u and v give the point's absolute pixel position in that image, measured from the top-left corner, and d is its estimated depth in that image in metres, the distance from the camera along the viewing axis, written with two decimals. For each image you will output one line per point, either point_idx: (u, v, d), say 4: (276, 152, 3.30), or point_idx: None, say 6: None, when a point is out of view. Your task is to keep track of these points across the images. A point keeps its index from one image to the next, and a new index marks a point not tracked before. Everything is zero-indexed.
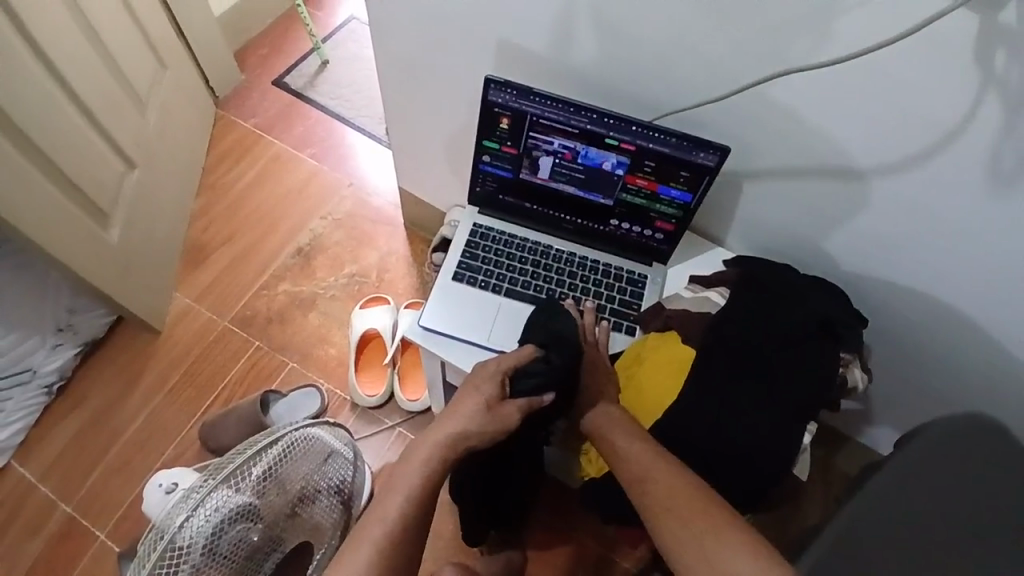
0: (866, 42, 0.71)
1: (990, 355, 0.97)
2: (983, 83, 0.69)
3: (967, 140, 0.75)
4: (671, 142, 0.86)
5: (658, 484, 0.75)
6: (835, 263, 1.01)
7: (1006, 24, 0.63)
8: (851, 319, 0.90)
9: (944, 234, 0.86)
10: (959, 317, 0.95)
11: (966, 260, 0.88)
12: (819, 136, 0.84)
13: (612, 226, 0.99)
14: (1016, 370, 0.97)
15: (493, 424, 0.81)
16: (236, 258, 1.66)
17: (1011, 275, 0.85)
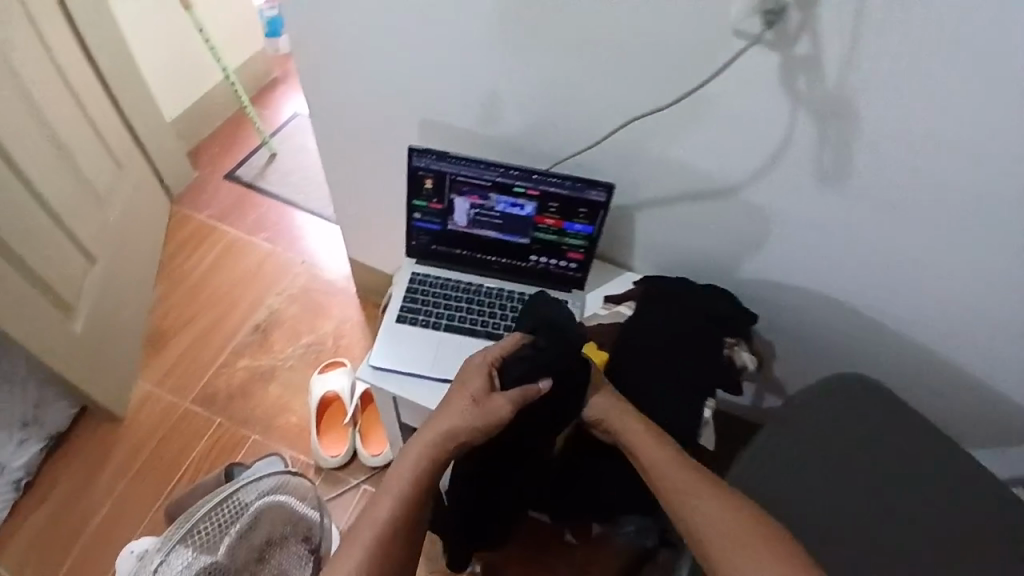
0: (701, 79, 0.90)
1: (865, 336, 1.13)
2: (797, 104, 0.87)
3: (797, 151, 0.93)
4: (567, 185, 1.04)
5: (672, 483, 0.83)
6: (726, 273, 1.17)
7: (801, 54, 0.82)
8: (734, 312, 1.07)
9: (801, 234, 1.03)
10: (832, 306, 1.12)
11: (823, 253, 1.04)
12: (686, 164, 1.02)
13: (532, 261, 1.14)
14: (888, 346, 1.13)
15: (485, 414, 0.88)
16: (196, 340, 1.75)
17: (859, 262, 1.02)
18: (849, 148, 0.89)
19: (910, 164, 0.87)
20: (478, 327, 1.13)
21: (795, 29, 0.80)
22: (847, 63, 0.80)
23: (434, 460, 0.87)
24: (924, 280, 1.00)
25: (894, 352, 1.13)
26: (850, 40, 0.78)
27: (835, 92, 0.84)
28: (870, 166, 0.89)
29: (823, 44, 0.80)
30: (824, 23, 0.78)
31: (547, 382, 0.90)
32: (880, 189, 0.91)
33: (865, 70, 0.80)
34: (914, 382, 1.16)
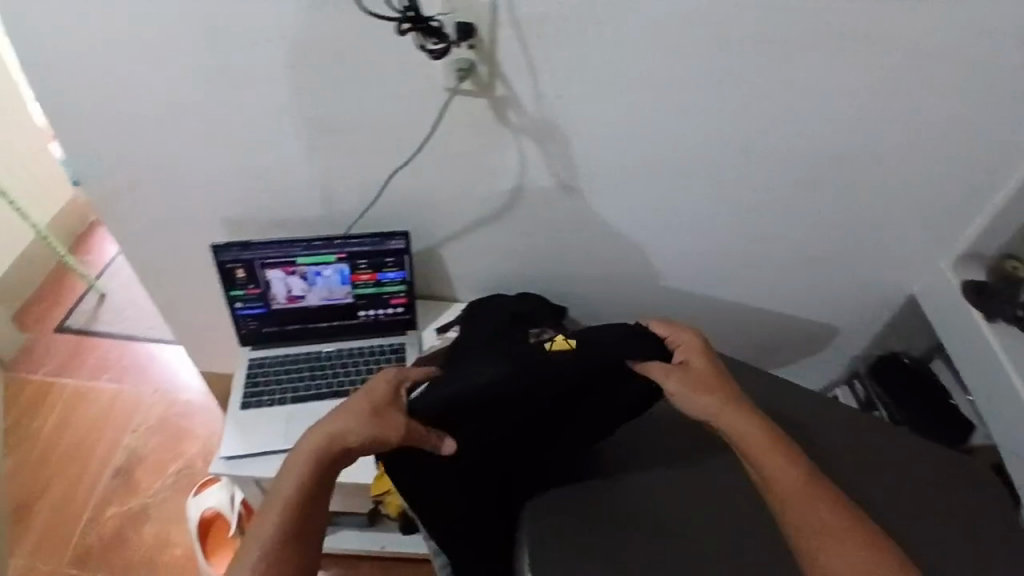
0: (430, 125, 1.01)
1: (661, 304, 1.29)
2: (516, 134, 1.01)
3: (533, 167, 1.06)
4: (368, 241, 1.15)
5: (787, 505, 0.80)
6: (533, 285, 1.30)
7: (500, 95, 0.96)
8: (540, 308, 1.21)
9: (572, 235, 1.17)
10: (625, 287, 1.27)
11: (596, 245, 1.19)
12: (456, 201, 1.13)
13: (362, 316, 1.23)
14: (680, 307, 1.30)
15: (380, 430, 0.80)
16: (56, 504, 1.65)
17: (625, 244, 1.18)
18: (572, 156, 1.04)
19: (620, 157, 1.04)
20: (323, 389, 1.19)
21: (488, 77, 0.94)
22: (539, 95, 0.96)
23: (321, 460, 0.82)
24: (678, 242, 1.17)
25: (687, 310, 1.30)
26: (533, 76, 0.94)
27: (542, 115, 0.99)
28: (594, 167, 1.05)
29: (515, 82, 0.95)
30: (507, 66, 0.93)
31: (450, 444, 0.81)
32: (612, 181, 1.07)
33: (555, 96, 0.96)
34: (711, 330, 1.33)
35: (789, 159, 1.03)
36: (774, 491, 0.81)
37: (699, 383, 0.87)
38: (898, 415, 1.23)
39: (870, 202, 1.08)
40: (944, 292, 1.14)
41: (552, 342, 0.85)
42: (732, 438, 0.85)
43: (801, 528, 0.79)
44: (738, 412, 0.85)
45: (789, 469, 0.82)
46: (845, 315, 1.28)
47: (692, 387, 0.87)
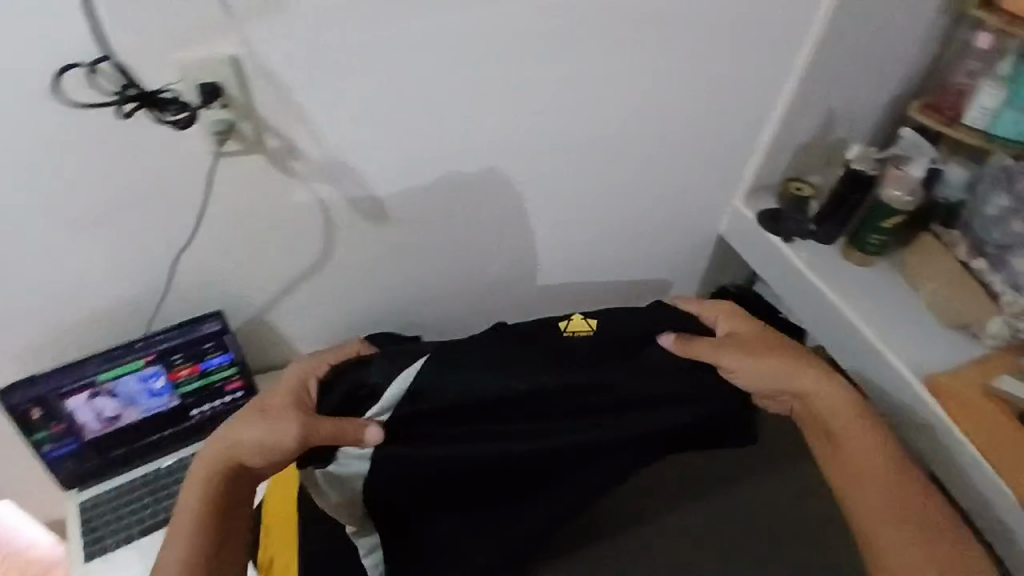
0: (206, 196, 0.90)
1: (516, 304, 1.27)
2: (307, 183, 0.93)
3: (339, 210, 0.98)
4: (174, 333, 1.00)
5: (862, 496, 0.87)
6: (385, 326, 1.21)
7: (274, 146, 0.88)
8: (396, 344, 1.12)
9: (406, 265, 1.10)
10: (477, 298, 1.22)
11: (433, 267, 1.13)
12: (267, 268, 1.02)
13: (197, 414, 1.09)
14: (536, 300, 1.28)
15: (275, 428, 0.81)
16: None
17: (462, 257, 1.14)
18: (374, 188, 0.98)
19: (424, 175, 0.99)
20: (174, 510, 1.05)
21: (255, 133, 0.86)
22: (319, 139, 0.89)
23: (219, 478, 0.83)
24: (512, 240, 1.15)
25: (544, 301, 1.29)
26: (303, 118, 0.87)
27: (327, 155, 0.91)
28: (403, 191, 1.00)
29: (285, 128, 0.87)
30: (268, 113, 0.85)
31: (372, 430, 0.82)
32: (425, 201, 1.02)
33: (336, 136, 0.90)
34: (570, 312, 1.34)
35: (583, 140, 1.05)
36: (861, 464, 0.88)
37: (762, 357, 0.90)
38: None
39: (665, 160, 1.14)
40: (747, 223, 1.24)
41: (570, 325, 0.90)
42: (824, 411, 0.90)
43: (909, 498, 0.86)
44: (863, 432, 0.89)
45: (871, 442, 0.89)
46: (676, 265, 1.35)
47: (788, 372, 0.90)
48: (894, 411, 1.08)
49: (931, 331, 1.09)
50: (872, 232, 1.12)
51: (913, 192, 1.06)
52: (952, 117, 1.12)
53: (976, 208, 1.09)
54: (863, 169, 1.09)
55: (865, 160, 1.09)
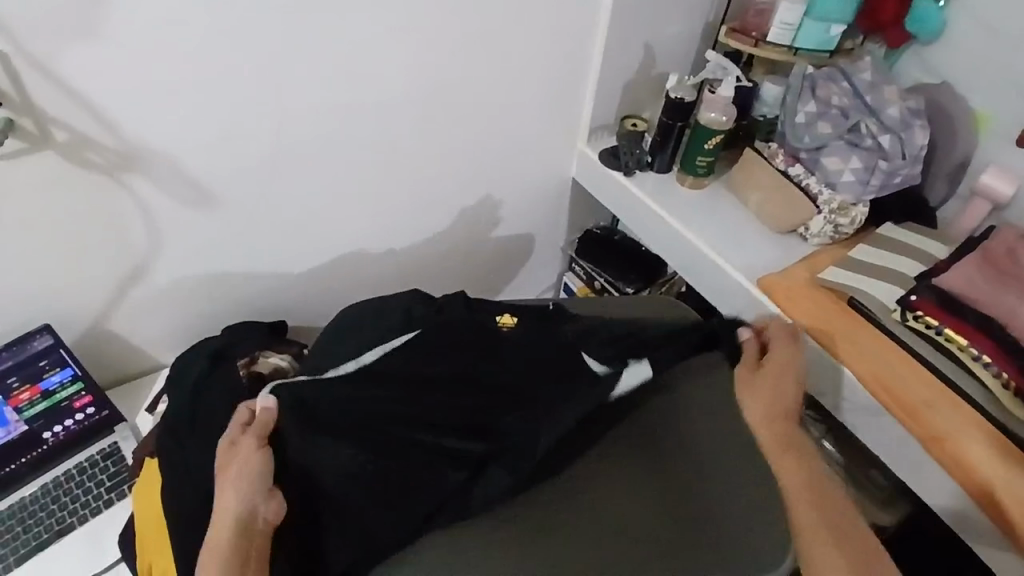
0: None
1: (376, 273, 1.26)
2: (111, 175, 0.90)
3: (157, 198, 0.96)
4: (4, 355, 0.96)
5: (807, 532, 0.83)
6: (243, 316, 1.18)
7: (65, 140, 0.85)
8: (252, 332, 1.10)
9: (246, 246, 1.08)
10: (333, 272, 1.21)
11: (277, 246, 1.11)
12: (93, 268, 0.98)
13: (51, 437, 1.00)
14: (396, 267, 1.28)
15: (246, 475, 0.78)
16: None
17: (305, 232, 1.12)
18: (189, 172, 0.95)
19: (240, 151, 0.97)
20: (43, 535, 0.98)
21: (37, 129, 0.82)
22: (114, 129, 0.87)
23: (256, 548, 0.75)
24: (356, 208, 1.14)
25: (405, 267, 1.29)
26: (89, 107, 0.84)
27: (128, 143, 0.89)
28: (222, 171, 0.98)
29: (73, 120, 0.84)
30: (49, 106, 0.81)
31: (268, 397, 0.84)
32: (247, 178, 1.00)
33: (133, 124, 0.87)
34: (435, 274, 1.35)
35: (409, 101, 1.05)
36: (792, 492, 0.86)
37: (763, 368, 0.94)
38: (612, 275, 1.38)
39: (499, 111, 1.15)
40: (591, 163, 1.27)
41: (499, 320, 0.95)
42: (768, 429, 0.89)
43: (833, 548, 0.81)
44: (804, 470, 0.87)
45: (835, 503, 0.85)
46: (536, 215, 1.38)
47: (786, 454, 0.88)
48: (738, 316, 1.13)
49: (762, 240, 1.16)
50: (699, 154, 1.17)
51: (727, 112, 1.14)
52: (759, 37, 1.16)
53: (787, 119, 1.15)
54: (681, 97, 1.14)
55: (682, 88, 1.15)
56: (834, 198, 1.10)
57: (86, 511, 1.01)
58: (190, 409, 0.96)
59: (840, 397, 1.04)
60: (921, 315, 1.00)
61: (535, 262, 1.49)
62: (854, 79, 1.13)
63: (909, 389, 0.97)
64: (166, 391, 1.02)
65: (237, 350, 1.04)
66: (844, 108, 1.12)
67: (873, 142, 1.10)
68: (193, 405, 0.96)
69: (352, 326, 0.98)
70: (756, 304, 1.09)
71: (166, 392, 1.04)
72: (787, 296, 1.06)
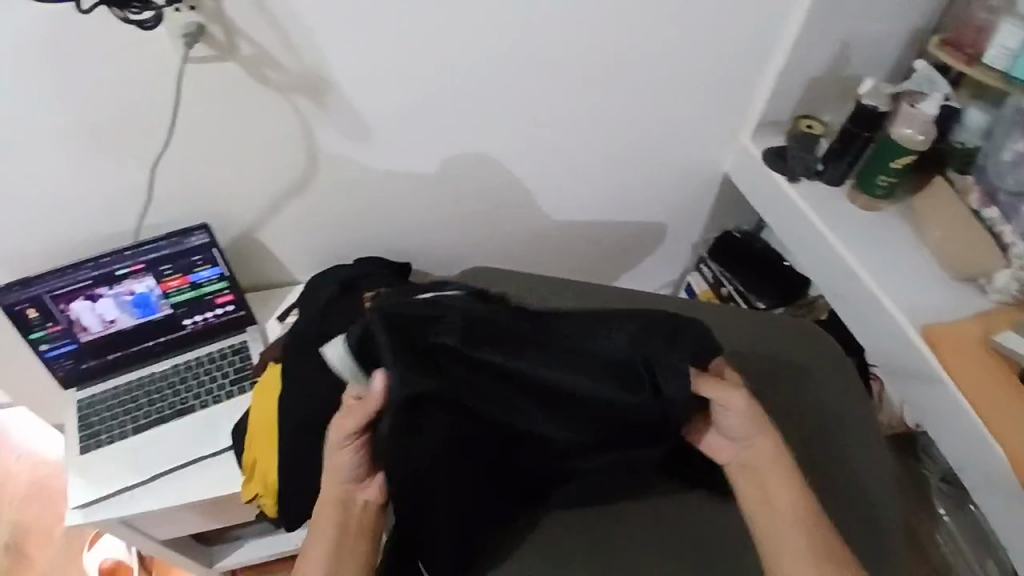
0: (181, 101, 0.91)
1: (506, 232, 1.25)
2: (282, 94, 0.93)
3: (318, 123, 0.98)
4: (163, 245, 1.02)
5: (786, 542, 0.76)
6: (373, 249, 1.21)
7: (248, 54, 0.88)
8: (382, 267, 1.12)
9: (388, 184, 1.09)
10: (464, 223, 1.21)
11: (416, 189, 1.12)
12: (249, 180, 1.03)
13: (191, 324, 1.11)
14: (526, 230, 1.26)
15: (347, 466, 0.76)
16: None
17: (446, 179, 1.12)
18: (351, 103, 0.97)
19: (402, 91, 0.97)
20: (167, 410, 1.08)
21: (225, 38, 0.85)
22: (291, 48, 0.88)
23: (369, 525, 0.79)
24: (501, 165, 1.12)
25: (534, 231, 1.27)
26: (276, 26, 0.86)
27: (302, 67, 0.91)
28: (381, 108, 0.98)
29: (257, 36, 0.86)
30: (241, 20, 0.84)
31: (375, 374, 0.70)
32: (402, 118, 1.00)
33: (309, 46, 0.89)
34: (563, 244, 1.32)
35: (576, 66, 1.01)
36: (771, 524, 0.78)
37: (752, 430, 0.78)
38: (745, 285, 1.29)
39: (667, 89, 1.08)
40: (752, 163, 1.18)
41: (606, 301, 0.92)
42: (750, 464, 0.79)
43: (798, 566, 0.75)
44: (782, 479, 0.78)
45: (795, 495, 0.78)
46: (677, 205, 1.31)
47: (768, 486, 0.78)
48: (889, 361, 1.03)
49: (931, 283, 1.04)
50: (880, 173, 1.06)
51: (925, 130, 1.00)
52: (974, 55, 1.02)
53: (993, 154, 1.01)
54: (874, 105, 1.02)
55: (877, 94, 1.02)
56: None
57: (208, 397, 1.09)
58: (317, 326, 1.01)
59: (983, 476, 0.92)
60: None
61: (666, 253, 1.42)
62: None
63: None
64: (298, 307, 1.08)
65: (366, 281, 1.08)
66: None
67: None
68: (318, 327, 1.01)
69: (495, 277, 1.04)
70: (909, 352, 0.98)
71: (296, 307, 1.10)
72: (953, 352, 0.94)
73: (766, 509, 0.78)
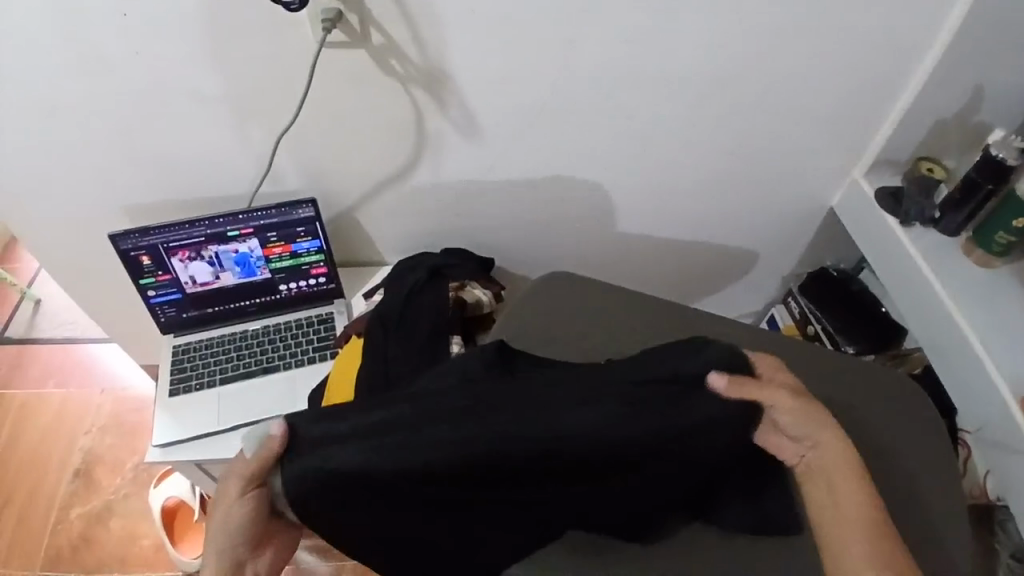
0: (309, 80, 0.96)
1: (593, 240, 1.26)
2: (402, 83, 0.97)
3: (431, 114, 1.01)
4: (272, 214, 1.08)
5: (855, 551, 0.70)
6: (461, 241, 1.24)
7: (378, 44, 0.92)
8: (471, 261, 1.16)
9: (488, 181, 1.12)
10: (554, 225, 1.22)
11: (513, 188, 1.14)
12: (358, 161, 1.08)
13: (285, 289, 1.17)
14: (613, 241, 1.26)
15: (233, 538, 0.68)
16: (22, 513, 1.53)
17: (545, 181, 1.13)
18: (465, 99, 0.99)
19: (515, 92, 0.99)
20: (253, 367, 1.14)
21: (359, 26, 0.89)
22: (419, 41, 0.92)
23: None
24: (599, 174, 1.13)
25: (621, 242, 1.27)
26: (407, 19, 0.89)
27: (427, 60, 0.94)
28: (491, 106, 1.01)
29: (389, 28, 0.90)
30: (377, 11, 0.88)
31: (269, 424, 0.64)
32: (511, 119, 1.03)
33: (436, 40, 0.92)
34: (648, 259, 1.31)
35: (691, 85, 1.00)
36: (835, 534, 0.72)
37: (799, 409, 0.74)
38: (834, 325, 1.25)
39: (781, 117, 1.06)
40: (861, 200, 1.14)
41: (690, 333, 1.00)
42: (813, 461, 0.74)
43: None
44: (850, 486, 0.73)
45: (864, 507, 0.72)
46: (773, 234, 1.28)
47: (831, 484, 0.73)
48: (982, 427, 0.97)
49: None
50: (1000, 229, 1.00)
51: None
52: None
53: None
54: (1001, 156, 0.96)
55: (1006, 146, 0.97)
56: None
57: (291, 360, 1.15)
58: (402, 307, 1.05)
59: None
60: None
61: (752, 281, 1.39)
62: None
63: None
64: (385, 286, 1.13)
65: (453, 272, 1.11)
66: None
67: None
68: (404, 307, 1.05)
69: (584, 284, 1.05)
70: (1005, 421, 0.93)
71: (383, 286, 1.14)
72: None
73: (835, 515, 0.73)
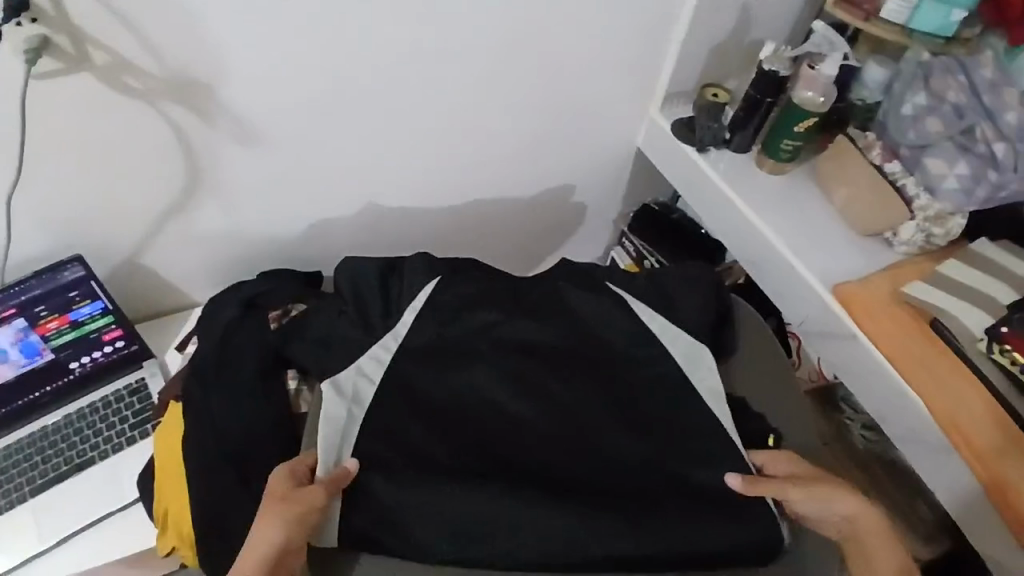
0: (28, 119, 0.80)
1: (418, 228, 1.19)
2: (149, 102, 0.84)
3: (196, 130, 0.89)
4: (32, 284, 0.93)
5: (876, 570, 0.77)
6: (275, 262, 1.12)
7: (103, 63, 0.79)
8: (289, 279, 1.04)
9: (284, 190, 1.02)
10: (373, 221, 1.14)
11: (315, 192, 1.04)
12: (125, 200, 0.93)
13: (78, 367, 0.99)
14: (439, 225, 1.21)
15: (301, 514, 0.73)
16: None
17: (349, 178, 1.05)
18: (228, 106, 0.88)
19: (285, 88, 0.89)
20: (63, 467, 0.98)
21: (73, 47, 0.76)
22: (154, 51, 0.80)
23: None
24: (403, 159, 1.06)
25: (448, 225, 1.22)
26: (132, 29, 0.77)
27: (173, 70, 0.82)
28: (262, 107, 0.90)
29: (112, 42, 0.77)
30: (90, 25, 0.75)
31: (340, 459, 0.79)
32: (289, 118, 0.93)
33: (172, 44, 0.80)
34: (480, 236, 1.27)
35: (472, 49, 0.95)
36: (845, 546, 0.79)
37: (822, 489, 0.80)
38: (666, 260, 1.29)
39: (570, 66, 1.05)
40: (662, 136, 1.16)
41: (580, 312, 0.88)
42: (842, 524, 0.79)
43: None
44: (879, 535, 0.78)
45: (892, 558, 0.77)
46: (594, 183, 1.28)
47: (820, 496, 0.79)
48: (805, 322, 1.04)
49: (837, 243, 1.05)
50: (785, 137, 1.06)
51: (826, 92, 1.02)
52: (871, 11, 1.00)
53: (892, 109, 1.03)
54: (776, 70, 1.02)
55: (777, 60, 1.02)
56: (933, 205, 0.98)
57: (108, 445, 1.00)
58: (218, 354, 0.93)
59: (904, 427, 0.95)
60: (1008, 350, 0.88)
61: (587, 234, 1.39)
62: (973, 73, 0.98)
63: (979, 430, 0.88)
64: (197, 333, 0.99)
65: (270, 299, 0.99)
66: (959, 105, 0.98)
67: (986, 149, 0.97)
68: (218, 354, 0.93)
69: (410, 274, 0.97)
70: (827, 314, 1.00)
71: (196, 332, 1.01)
72: (865, 313, 0.96)
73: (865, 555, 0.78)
